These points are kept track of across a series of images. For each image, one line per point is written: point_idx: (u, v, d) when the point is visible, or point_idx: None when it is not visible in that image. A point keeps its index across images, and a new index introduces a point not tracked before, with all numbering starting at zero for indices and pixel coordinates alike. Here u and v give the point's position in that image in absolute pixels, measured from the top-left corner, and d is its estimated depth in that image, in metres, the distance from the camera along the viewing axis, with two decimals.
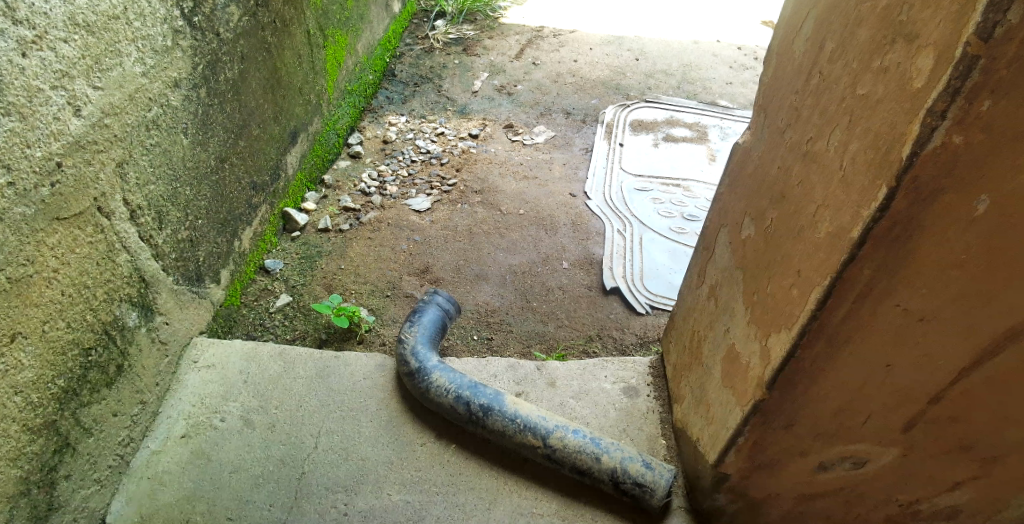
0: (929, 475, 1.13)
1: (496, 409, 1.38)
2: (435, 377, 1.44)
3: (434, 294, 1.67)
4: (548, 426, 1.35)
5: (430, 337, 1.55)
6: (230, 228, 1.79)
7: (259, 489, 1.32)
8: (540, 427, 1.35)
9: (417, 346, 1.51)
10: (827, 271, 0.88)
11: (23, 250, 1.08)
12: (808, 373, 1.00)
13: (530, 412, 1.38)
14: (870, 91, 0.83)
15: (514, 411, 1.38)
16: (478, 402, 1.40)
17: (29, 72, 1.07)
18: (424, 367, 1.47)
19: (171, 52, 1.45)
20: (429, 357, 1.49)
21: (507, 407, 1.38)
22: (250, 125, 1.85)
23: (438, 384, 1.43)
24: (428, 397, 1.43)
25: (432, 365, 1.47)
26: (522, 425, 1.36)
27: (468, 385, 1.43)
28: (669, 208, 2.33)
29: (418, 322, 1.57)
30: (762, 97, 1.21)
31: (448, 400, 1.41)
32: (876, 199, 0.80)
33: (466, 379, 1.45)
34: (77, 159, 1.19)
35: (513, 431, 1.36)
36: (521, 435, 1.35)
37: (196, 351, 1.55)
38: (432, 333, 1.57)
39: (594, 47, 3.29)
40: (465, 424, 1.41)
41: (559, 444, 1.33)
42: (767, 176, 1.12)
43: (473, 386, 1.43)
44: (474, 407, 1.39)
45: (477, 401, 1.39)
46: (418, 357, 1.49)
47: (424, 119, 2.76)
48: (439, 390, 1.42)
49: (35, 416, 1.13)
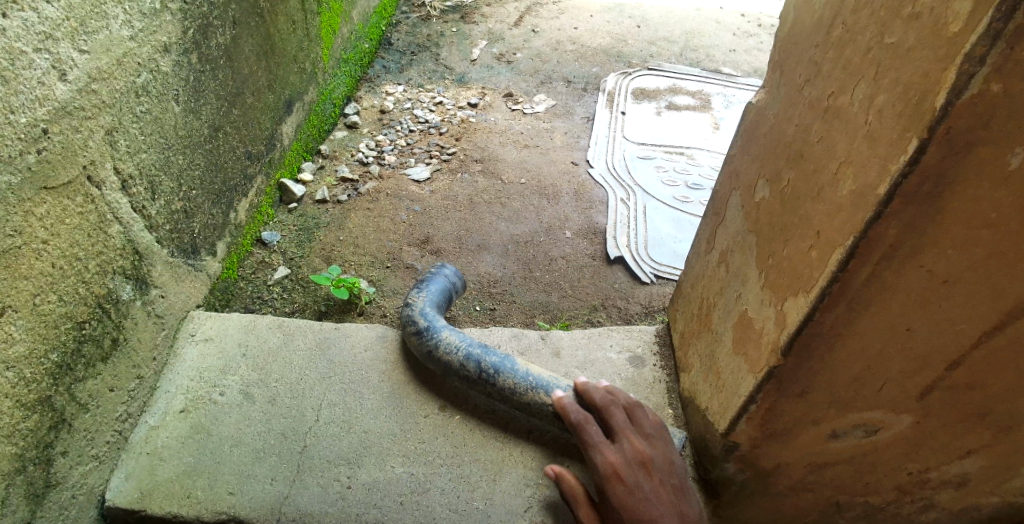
0: (942, 443, 1.10)
1: (506, 368, 1.36)
2: (445, 337, 1.42)
3: (443, 267, 1.65)
4: (561, 385, 1.34)
5: (438, 300, 1.54)
6: (225, 199, 1.75)
7: (260, 464, 1.29)
8: (552, 385, 1.33)
9: (426, 308, 1.50)
10: (850, 231, 0.86)
11: (10, 221, 1.03)
12: (826, 338, 0.97)
13: (541, 372, 1.36)
14: (900, 39, 0.81)
15: (525, 370, 1.36)
16: (489, 360, 1.37)
17: (11, 33, 1.02)
18: (432, 327, 1.44)
19: (160, 15, 1.40)
20: (438, 319, 1.47)
21: (518, 366, 1.37)
22: (244, 93, 1.80)
23: (447, 343, 1.41)
24: (434, 356, 1.41)
25: (441, 326, 1.45)
26: (534, 383, 1.34)
27: (477, 346, 1.41)
28: (673, 177, 2.29)
29: (427, 289, 1.55)
30: (779, 54, 1.17)
31: (457, 358, 1.39)
32: (906, 152, 0.77)
33: (477, 341, 1.43)
34: (64, 126, 1.14)
35: (524, 389, 1.33)
36: (532, 393, 1.33)
37: (193, 325, 1.52)
38: (441, 300, 1.55)
39: (594, 14, 3.22)
40: (472, 383, 1.37)
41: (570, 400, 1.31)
42: (784, 135, 1.09)
43: (482, 348, 1.41)
44: (484, 365, 1.37)
45: (487, 359, 1.37)
46: (426, 318, 1.47)
47: (422, 88, 2.70)
48: (448, 349, 1.40)
49: (29, 391, 1.10)
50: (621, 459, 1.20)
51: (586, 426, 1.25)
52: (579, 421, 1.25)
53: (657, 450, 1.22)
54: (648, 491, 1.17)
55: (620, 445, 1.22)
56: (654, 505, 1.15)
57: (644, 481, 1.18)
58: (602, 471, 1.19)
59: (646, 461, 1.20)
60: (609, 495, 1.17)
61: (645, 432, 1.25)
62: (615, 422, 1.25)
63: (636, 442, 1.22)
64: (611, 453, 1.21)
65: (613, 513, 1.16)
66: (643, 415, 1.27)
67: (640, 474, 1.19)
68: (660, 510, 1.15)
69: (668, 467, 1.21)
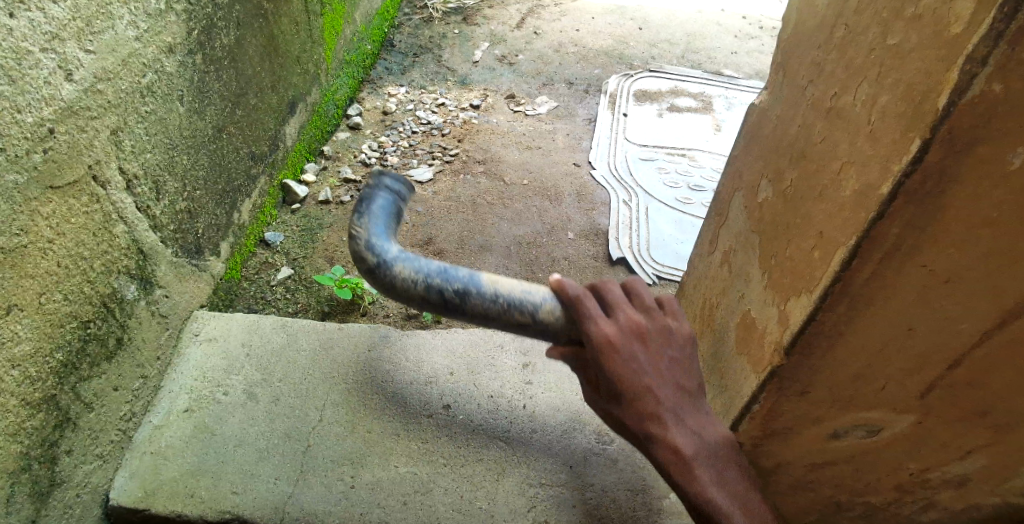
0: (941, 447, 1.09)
1: (474, 291, 0.93)
2: (400, 271, 0.92)
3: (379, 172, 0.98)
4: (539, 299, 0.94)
5: (387, 216, 0.96)
6: (229, 199, 1.75)
7: (264, 463, 1.29)
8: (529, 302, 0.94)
9: (369, 233, 0.93)
10: (852, 231, 0.87)
11: (16, 220, 1.04)
12: (829, 337, 0.98)
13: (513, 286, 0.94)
14: (904, 40, 0.82)
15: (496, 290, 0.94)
16: (451, 288, 0.93)
17: (18, 33, 1.03)
18: (383, 262, 0.92)
19: (165, 16, 1.40)
20: (388, 247, 0.93)
21: (489, 286, 0.94)
22: (247, 94, 1.80)
23: (403, 278, 0.91)
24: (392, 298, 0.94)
25: (394, 257, 0.92)
26: (508, 306, 0.93)
27: (435, 267, 0.95)
28: (675, 178, 2.30)
29: (370, 207, 0.93)
30: (781, 55, 1.18)
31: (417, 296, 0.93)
32: (908, 152, 0.78)
33: (433, 260, 0.96)
34: (70, 126, 1.15)
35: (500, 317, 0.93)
36: (513, 318, 0.94)
37: (196, 325, 1.53)
38: (390, 218, 0.95)
39: (596, 16, 3.23)
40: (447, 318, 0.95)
41: (551, 320, 0.94)
42: (786, 135, 1.10)
43: (444, 269, 0.94)
44: (447, 295, 0.93)
45: (450, 287, 0.92)
46: (374, 250, 0.92)
47: (424, 89, 2.71)
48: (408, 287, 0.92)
49: (34, 390, 1.11)
50: (618, 329, 0.94)
51: (579, 297, 0.94)
52: (576, 295, 0.94)
53: (658, 322, 0.97)
54: (646, 362, 0.94)
55: (617, 315, 0.95)
56: (652, 375, 0.94)
57: (643, 351, 0.94)
58: (596, 343, 0.93)
59: (645, 332, 0.95)
60: (601, 366, 0.93)
61: (645, 306, 0.98)
62: (612, 294, 0.97)
63: (633, 312, 0.96)
64: (608, 325, 0.94)
65: (605, 382, 0.95)
66: (638, 286, 1.00)
67: (637, 344, 0.94)
68: (657, 381, 0.94)
69: (669, 337, 0.97)
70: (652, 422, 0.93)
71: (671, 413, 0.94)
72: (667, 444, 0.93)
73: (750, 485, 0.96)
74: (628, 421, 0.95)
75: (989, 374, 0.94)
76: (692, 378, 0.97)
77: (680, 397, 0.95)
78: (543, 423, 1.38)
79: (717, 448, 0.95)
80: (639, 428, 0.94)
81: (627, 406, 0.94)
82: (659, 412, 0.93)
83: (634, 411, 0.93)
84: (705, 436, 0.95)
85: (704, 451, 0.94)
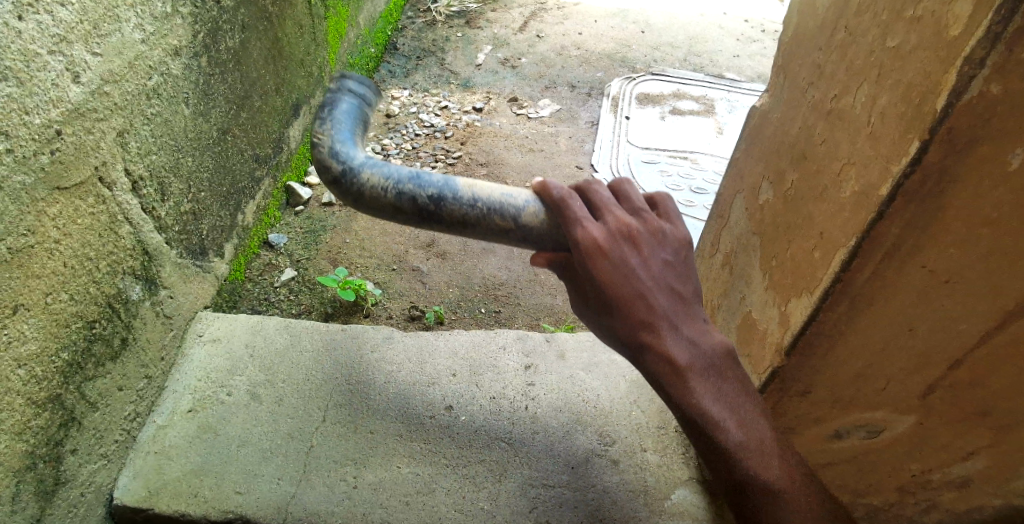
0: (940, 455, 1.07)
1: (449, 197, 1.02)
2: (367, 176, 1.02)
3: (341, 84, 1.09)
4: (519, 203, 1.02)
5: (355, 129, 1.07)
6: (233, 201, 1.76)
7: (267, 463, 1.30)
8: (508, 206, 1.02)
9: (337, 143, 1.03)
10: (853, 231, 0.89)
11: (24, 220, 1.05)
12: (829, 336, 1.00)
13: (488, 189, 1.03)
14: (903, 41, 0.83)
15: (472, 195, 1.02)
16: (425, 194, 1.02)
17: (27, 36, 1.04)
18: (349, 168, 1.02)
19: (171, 19, 1.42)
20: (353, 156, 1.04)
21: (466, 192, 1.02)
22: (252, 96, 1.81)
23: (370, 184, 1.02)
24: (367, 205, 1.04)
25: (361, 163, 1.03)
26: (487, 209, 1.02)
27: (408, 175, 1.04)
28: (677, 181, 2.31)
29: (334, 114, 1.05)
30: (782, 57, 1.19)
31: (390, 201, 1.02)
32: (907, 154, 0.80)
33: (406, 169, 1.05)
34: (77, 128, 1.16)
35: (477, 219, 1.02)
36: (488, 222, 1.02)
37: (201, 326, 1.54)
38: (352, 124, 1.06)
39: (599, 20, 3.24)
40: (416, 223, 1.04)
41: (534, 222, 1.01)
42: (787, 136, 1.11)
43: (417, 175, 1.03)
44: (422, 201, 1.02)
45: (424, 193, 1.01)
46: (337, 158, 1.03)
47: (427, 92, 2.72)
48: (374, 192, 1.01)
49: (40, 389, 1.12)
50: (606, 231, 0.95)
51: (563, 200, 0.98)
52: (560, 196, 0.98)
53: (649, 227, 0.98)
54: (638, 265, 0.94)
55: (604, 218, 0.96)
56: (643, 279, 0.93)
57: (633, 252, 0.94)
58: (584, 245, 0.94)
59: (635, 234, 0.95)
60: (588, 269, 0.94)
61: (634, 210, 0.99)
62: (597, 197, 0.99)
63: (623, 215, 0.97)
64: (596, 228, 0.95)
65: (591, 288, 0.95)
66: (630, 191, 1.02)
67: (627, 246, 0.95)
68: (650, 284, 0.93)
69: (662, 241, 0.97)
70: (644, 327, 0.92)
71: (665, 318, 0.93)
72: (660, 351, 0.91)
73: (750, 395, 0.93)
74: (619, 328, 0.94)
75: (986, 379, 0.93)
76: (687, 283, 0.97)
77: (675, 303, 0.94)
78: (545, 424, 1.38)
79: (714, 356, 0.93)
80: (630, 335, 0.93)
81: (617, 313, 0.93)
82: (651, 318, 0.92)
83: (625, 318, 0.93)
84: (702, 344, 0.93)
85: (700, 358, 0.92)
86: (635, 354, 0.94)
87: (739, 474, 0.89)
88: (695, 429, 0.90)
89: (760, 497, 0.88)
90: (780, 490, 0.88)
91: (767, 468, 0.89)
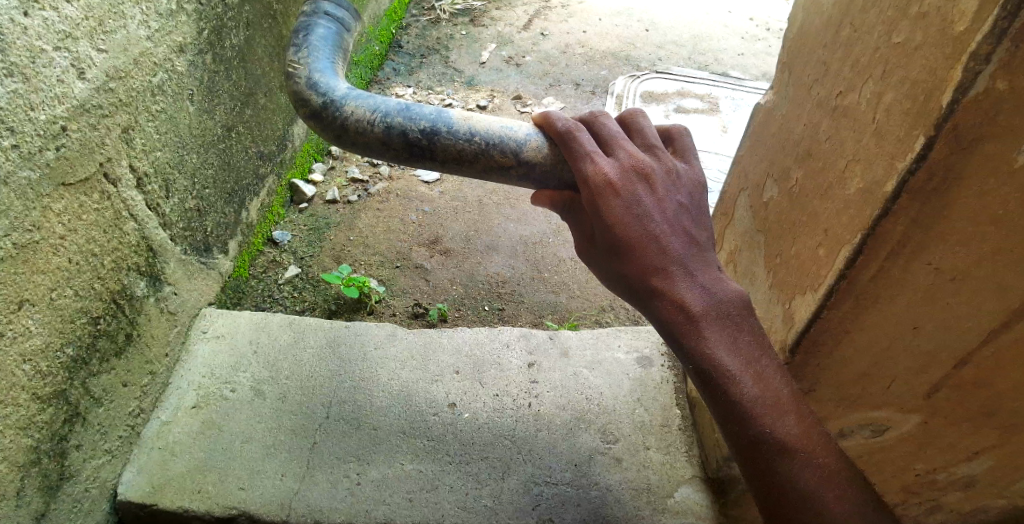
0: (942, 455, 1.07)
1: (442, 130, 1.09)
2: (351, 107, 1.14)
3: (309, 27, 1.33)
4: (519, 137, 1.09)
5: (329, 56, 1.28)
6: (238, 198, 1.77)
7: (270, 459, 1.30)
8: (506, 141, 1.09)
9: (316, 77, 1.20)
10: (858, 228, 0.89)
11: (29, 216, 1.05)
12: (834, 334, 0.99)
13: (482, 124, 1.10)
14: (908, 38, 0.83)
15: (466, 128, 1.10)
16: (418, 126, 1.10)
17: (32, 32, 1.04)
18: (334, 100, 1.16)
19: (176, 16, 1.42)
20: (336, 87, 1.19)
21: (460, 126, 1.10)
22: (256, 94, 1.82)
23: (355, 116, 1.13)
24: (354, 134, 1.14)
25: (344, 95, 1.16)
26: (483, 144, 1.09)
27: (398, 107, 1.12)
28: None
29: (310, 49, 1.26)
30: (787, 54, 1.18)
31: (379, 131, 1.11)
32: (913, 150, 0.80)
33: (395, 102, 1.14)
34: (83, 124, 1.16)
35: (472, 151, 1.09)
36: (486, 158, 1.09)
37: (205, 322, 1.54)
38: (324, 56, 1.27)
39: (603, 18, 3.24)
40: (409, 157, 1.13)
41: (536, 157, 1.07)
42: (792, 133, 1.10)
43: (408, 110, 1.11)
44: (415, 133, 1.10)
45: (416, 126, 1.10)
46: (319, 90, 1.18)
47: (431, 90, 2.72)
48: (360, 124, 1.13)
49: (45, 385, 1.12)
50: (617, 168, 0.99)
51: (575, 134, 1.03)
52: (566, 128, 1.03)
53: (664, 169, 1.01)
54: (649, 204, 0.97)
55: (618, 156, 1.00)
56: (656, 221, 0.96)
57: (645, 193, 0.97)
58: (595, 180, 0.98)
59: (648, 176, 0.98)
60: (598, 206, 0.97)
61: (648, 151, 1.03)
62: (608, 134, 1.03)
63: (638, 154, 1.01)
64: (608, 165, 0.99)
65: (602, 227, 0.98)
66: (646, 134, 1.06)
67: (640, 186, 0.98)
68: (663, 227, 0.96)
69: (675, 184, 1.00)
70: (656, 269, 0.94)
71: (677, 260, 0.95)
72: (672, 292, 0.93)
73: (766, 350, 0.92)
74: (630, 271, 0.96)
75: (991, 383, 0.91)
76: (701, 230, 0.99)
77: (689, 247, 0.96)
78: (548, 422, 1.38)
79: (729, 304, 0.93)
80: (640, 276, 0.95)
81: (628, 253, 0.95)
82: (663, 259, 0.94)
83: (636, 257, 0.95)
84: (716, 290, 0.94)
85: (713, 304, 0.93)
86: (646, 297, 0.95)
87: (753, 427, 0.87)
88: (706, 376, 0.90)
89: (772, 455, 0.86)
90: (793, 448, 0.86)
91: (780, 423, 0.87)
